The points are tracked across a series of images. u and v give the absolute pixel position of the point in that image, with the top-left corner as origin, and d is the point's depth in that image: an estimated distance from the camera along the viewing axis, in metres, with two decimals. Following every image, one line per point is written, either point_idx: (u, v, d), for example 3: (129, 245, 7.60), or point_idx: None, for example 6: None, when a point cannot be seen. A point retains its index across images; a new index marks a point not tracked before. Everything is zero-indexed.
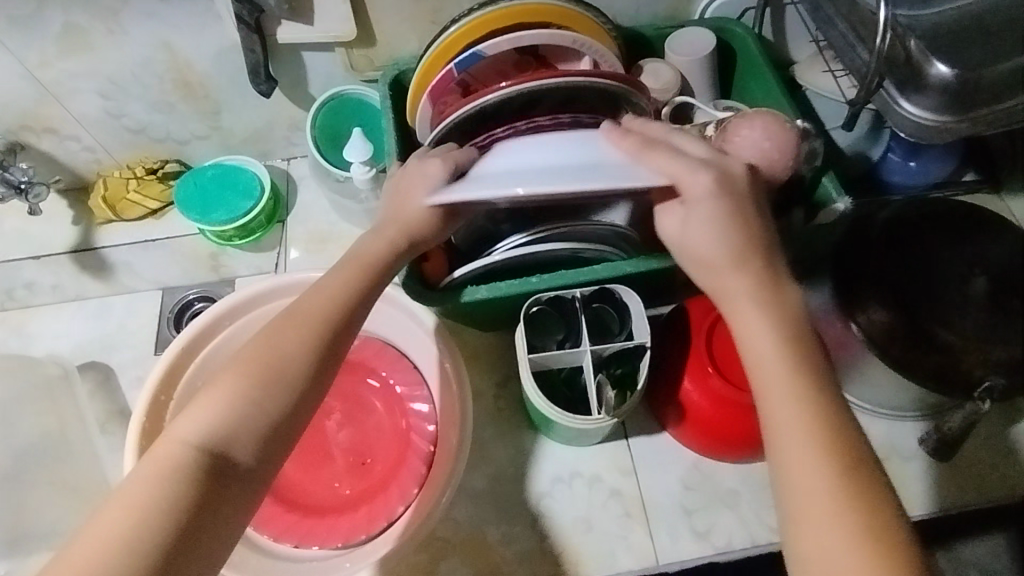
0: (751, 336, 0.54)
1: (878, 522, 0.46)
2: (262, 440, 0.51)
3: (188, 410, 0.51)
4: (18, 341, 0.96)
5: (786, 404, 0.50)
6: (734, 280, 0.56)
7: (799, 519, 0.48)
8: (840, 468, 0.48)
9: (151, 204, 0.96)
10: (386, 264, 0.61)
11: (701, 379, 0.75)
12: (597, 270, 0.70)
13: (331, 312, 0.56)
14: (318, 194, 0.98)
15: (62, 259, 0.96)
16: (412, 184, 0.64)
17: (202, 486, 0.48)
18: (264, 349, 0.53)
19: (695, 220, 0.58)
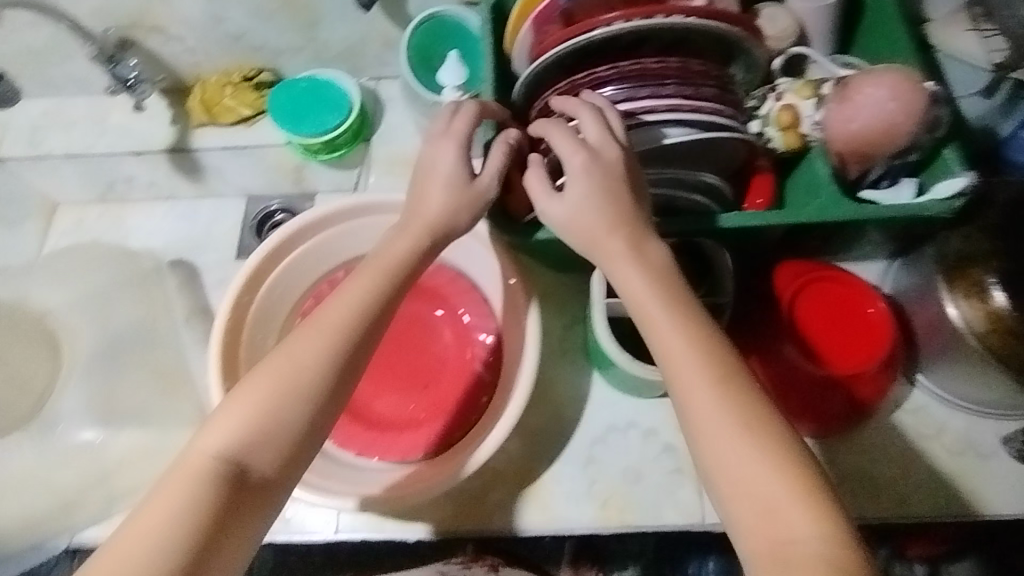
0: (624, 279, 0.56)
1: (766, 424, 0.49)
2: (284, 449, 0.52)
3: (214, 423, 0.52)
4: (115, 233, 1.02)
5: (669, 333, 0.53)
6: (608, 236, 0.57)
7: (705, 442, 0.49)
8: (721, 384, 0.50)
9: (244, 110, 0.97)
10: (413, 268, 0.59)
11: (774, 353, 0.74)
12: (690, 219, 0.69)
13: (354, 321, 0.55)
14: (404, 117, 0.98)
15: (159, 157, 0.99)
16: (428, 177, 0.61)
17: (227, 493, 0.49)
18: (284, 363, 0.53)
19: (578, 201, 0.58)
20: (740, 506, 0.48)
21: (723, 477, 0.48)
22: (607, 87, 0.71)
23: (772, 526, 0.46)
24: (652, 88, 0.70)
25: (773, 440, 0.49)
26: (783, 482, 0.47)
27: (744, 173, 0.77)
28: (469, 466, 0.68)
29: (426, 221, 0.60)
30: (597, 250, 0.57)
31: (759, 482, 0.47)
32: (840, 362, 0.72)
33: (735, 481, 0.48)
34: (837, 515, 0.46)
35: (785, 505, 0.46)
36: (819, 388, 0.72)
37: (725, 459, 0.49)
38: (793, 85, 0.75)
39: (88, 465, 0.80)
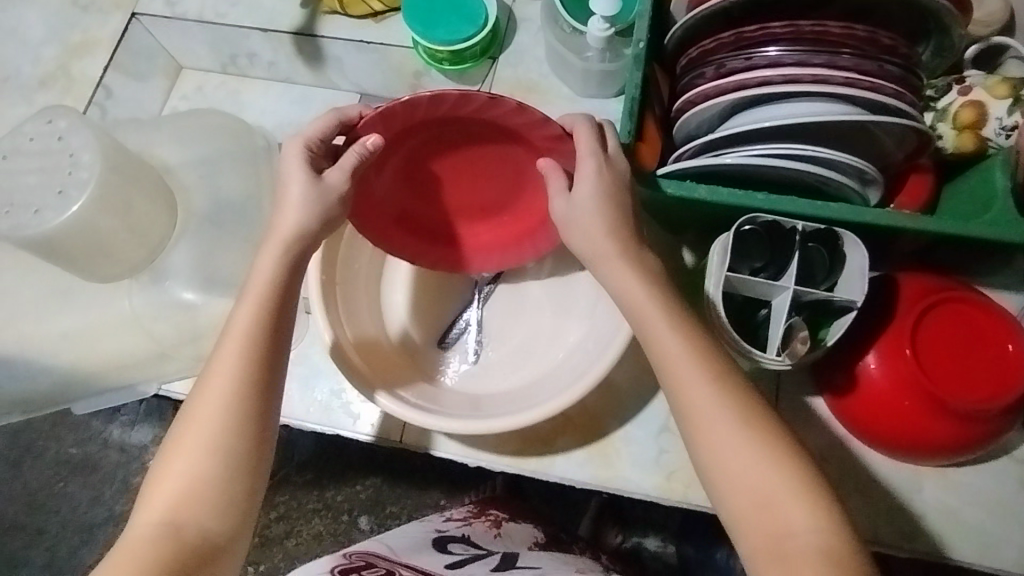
0: (628, 290, 0.59)
1: (766, 428, 0.53)
2: (214, 499, 0.54)
3: (147, 500, 0.54)
4: (231, 105, 1.03)
5: (666, 337, 0.56)
6: (616, 240, 0.60)
7: (704, 443, 0.53)
8: (720, 383, 0.54)
9: (376, 5, 0.94)
10: (286, 286, 0.60)
11: (893, 358, 0.68)
12: (831, 207, 0.63)
13: (248, 365, 0.57)
14: (536, 41, 0.93)
15: (285, 38, 0.97)
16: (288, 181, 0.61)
17: (168, 553, 0.51)
18: (189, 430, 0.55)
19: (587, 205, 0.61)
20: (738, 500, 0.52)
21: (721, 471, 0.53)
22: (775, 47, 0.62)
23: (773, 521, 0.50)
24: (825, 55, 0.62)
25: (766, 434, 0.53)
26: (777, 475, 0.51)
27: (901, 171, 0.70)
28: (548, 412, 0.67)
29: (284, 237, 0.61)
30: (589, 255, 0.61)
31: (755, 474, 0.52)
32: (961, 393, 0.66)
33: (737, 480, 0.52)
34: (828, 502, 0.51)
35: (781, 498, 0.50)
36: (925, 412, 0.67)
37: (718, 454, 0.53)
38: (985, 81, 0.67)
39: (183, 322, 0.83)
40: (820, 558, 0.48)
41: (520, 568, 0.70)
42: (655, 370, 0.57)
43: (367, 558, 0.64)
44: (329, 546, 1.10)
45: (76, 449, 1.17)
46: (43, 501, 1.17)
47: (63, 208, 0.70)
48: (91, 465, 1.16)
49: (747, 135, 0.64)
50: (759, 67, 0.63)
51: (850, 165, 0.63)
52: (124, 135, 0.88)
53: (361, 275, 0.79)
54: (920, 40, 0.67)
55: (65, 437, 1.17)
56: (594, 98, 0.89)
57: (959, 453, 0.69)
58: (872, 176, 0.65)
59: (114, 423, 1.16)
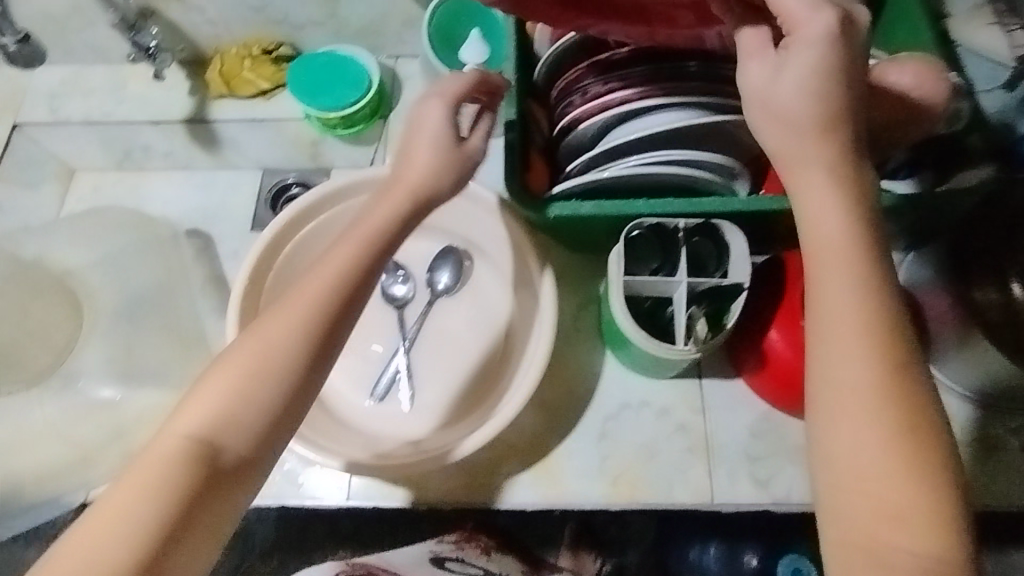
0: (814, 212, 0.48)
1: (919, 434, 0.44)
2: (256, 435, 0.50)
3: (184, 408, 0.50)
4: (131, 200, 1.03)
5: (838, 291, 0.46)
6: (811, 148, 0.48)
7: (836, 413, 0.45)
8: (881, 360, 0.45)
9: (263, 84, 0.98)
10: (395, 230, 0.56)
11: (790, 328, 0.73)
12: (707, 203, 0.67)
13: (325, 297, 0.53)
14: (423, 95, 0.98)
15: (177, 127, 0.99)
16: (432, 120, 0.59)
17: (186, 477, 0.47)
18: (246, 351, 0.51)
19: (793, 62, 0.48)
20: (847, 491, 0.44)
21: (841, 452, 0.45)
22: (628, 70, 0.69)
23: (899, 524, 0.43)
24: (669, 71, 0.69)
25: (910, 430, 0.44)
26: (910, 488, 0.43)
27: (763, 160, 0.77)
28: (479, 438, 0.70)
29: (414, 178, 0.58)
30: (782, 157, 0.49)
31: (883, 473, 0.44)
32: None
33: (856, 466, 0.44)
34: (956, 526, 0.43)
35: (910, 505, 0.43)
36: None
37: (861, 434, 0.44)
38: None
39: (105, 422, 0.81)
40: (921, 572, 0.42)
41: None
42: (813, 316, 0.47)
43: None
44: None
45: None
46: None
47: None
48: None
49: (620, 150, 0.70)
50: (617, 88, 0.69)
51: (717, 162, 0.69)
52: (21, 245, 0.87)
53: None
54: None
55: None
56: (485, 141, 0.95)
57: None
58: (739, 170, 0.70)
59: None
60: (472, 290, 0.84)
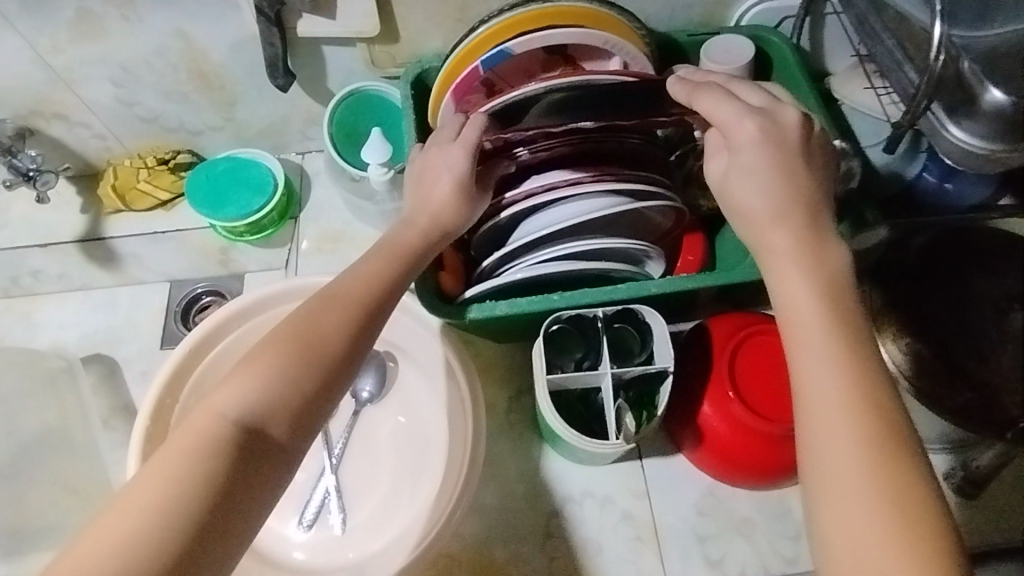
0: (789, 292, 0.52)
1: (915, 512, 0.43)
2: (300, 417, 0.51)
3: (219, 388, 0.50)
4: (22, 329, 0.95)
5: (817, 368, 0.48)
6: (769, 231, 0.55)
7: (827, 485, 0.45)
8: (867, 435, 0.45)
9: (162, 194, 0.93)
10: (421, 254, 0.62)
11: (721, 403, 0.72)
12: (621, 289, 0.68)
13: (367, 294, 0.57)
14: (333, 191, 0.96)
15: (69, 248, 0.93)
16: (436, 169, 0.65)
17: (232, 459, 0.47)
18: (302, 326, 0.53)
19: (749, 159, 0.56)
20: None
21: (835, 529, 0.44)
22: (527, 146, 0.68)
23: None
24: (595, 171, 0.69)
25: (913, 511, 0.43)
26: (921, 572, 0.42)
27: (676, 234, 0.78)
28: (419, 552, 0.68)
29: (433, 213, 0.64)
30: (757, 244, 0.55)
31: (882, 558, 0.42)
32: (787, 414, 0.71)
33: (851, 543, 0.43)
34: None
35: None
36: (765, 444, 0.72)
37: (852, 507, 0.44)
38: None
39: None
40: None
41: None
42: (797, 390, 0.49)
43: None
44: None
45: None
46: None
47: None
48: None
49: (532, 244, 0.70)
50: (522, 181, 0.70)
51: (629, 247, 0.70)
52: None
53: None
54: None
55: None
56: None
57: None
58: (651, 252, 0.71)
59: None
60: (399, 394, 0.80)
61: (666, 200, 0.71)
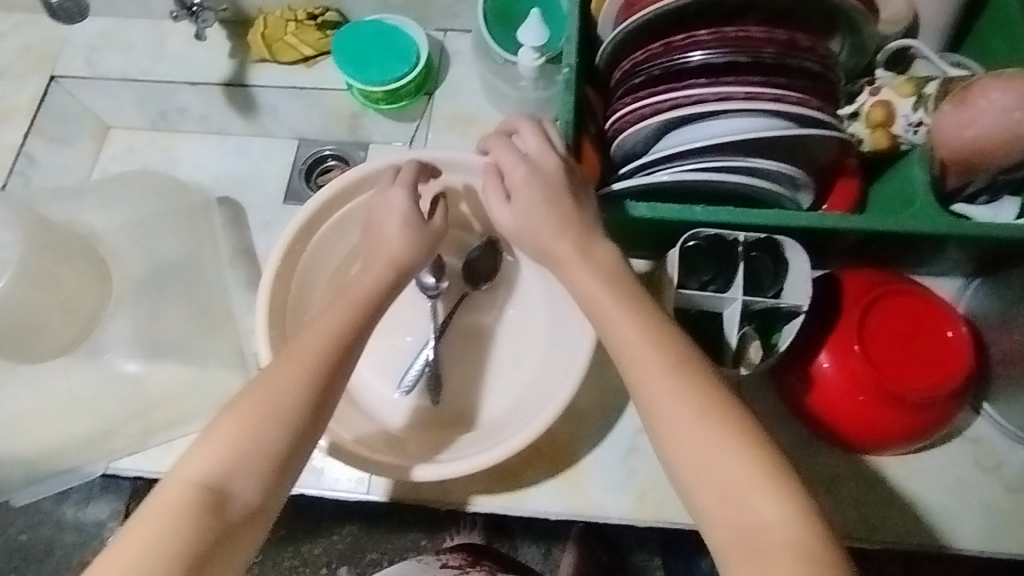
0: (574, 281, 0.59)
1: (725, 412, 0.50)
2: (263, 477, 0.50)
3: (188, 455, 0.51)
4: (163, 162, 1.01)
5: (627, 329, 0.55)
6: (553, 229, 0.60)
7: (661, 429, 0.50)
8: (677, 366, 0.51)
9: (306, 50, 0.93)
10: (377, 295, 0.61)
11: (842, 354, 0.68)
12: (766, 215, 0.64)
13: (328, 344, 0.55)
14: (472, 73, 0.94)
15: (215, 89, 0.96)
16: (382, 212, 0.67)
17: (201, 522, 0.47)
18: (262, 389, 0.52)
19: (529, 203, 0.61)
20: (704, 494, 0.48)
21: (682, 461, 0.49)
22: (698, 52, 0.63)
23: (739, 510, 0.47)
24: (775, 89, 0.63)
25: (734, 421, 0.49)
26: (754, 473, 0.47)
27: (831, 172, 0.71)
28: (506, 452, 0.68)
29: (388, 257, 0.64)
30: (542, 247, 0.61)
31: (721, 463, 0.48)
32: (912, 381, 0.66)
33: (693, 466, 0.49)
34: (808, 503, 0.47)
35: (745, 483, 0.47)
36: (877, 404, 0.67)
37: (679, 444, 0.50)
38: (893, 80, 0.68)
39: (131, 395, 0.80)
40: (791, 561, 0.44)
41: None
42: (613, 358, 0.55)
43: None
44: None
45: (26, 536, 1.05)
46: None
47: None
48: (43, 550, 1.04)
49: (678, 151, 0.65)
50: (685, 100, 0.64)
51: (778, 171, 0.65)
52: (49, 204, 0.85)
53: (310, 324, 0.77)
54: (833, 35, 0.68)
55: (14, 524, 1.05)
56: None
57: (917, 441, 0.70)
58: (800, 181, 0.67)
59: (66, 502, 1.04)
60: (509, 285, 0.81)
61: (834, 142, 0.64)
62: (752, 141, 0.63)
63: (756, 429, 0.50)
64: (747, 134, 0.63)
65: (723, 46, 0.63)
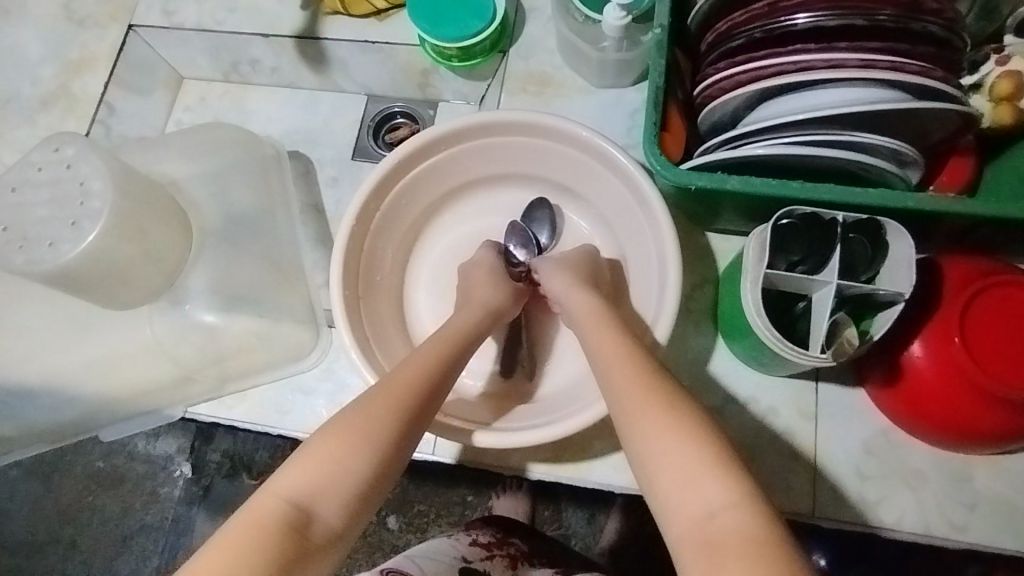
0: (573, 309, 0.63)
1: (679, 406, 0.46)
2: (353, 503, 0.46)
3: (276, 470, 0.46)
4: (234, 115, 1.01)
5: (608, 344, 0.55)
6: (571, 278, 0.67)
7: (623, 425, 0.48)
8: (650, 371, 0.50)
9: (380, 3, 0.90)
10: (468, 336, 0.62)
11: (940, 346, 0.64)
12: (871, 194, 0.59)
13: (424, 377, 0.54)
14: (549, 31, 0.89)
15: (287, 42, 0.94)
16: (474, 271, 0.73)
17: (287, 541, 0.42)
18: (363, 411, 0.49)
19: (574, 258, 0.71)
20: (658, 487, 0.43)
21: (638, 453, 0.45)
22: (805, 14, 0.58)
23: (691, 500, 0.41)
24: (890, 58, 0.57)
25: (688, 416, 0.46)
26: (701, 455, 0.43)
27: (943, 149, 0.65)
28: (576, 425, 0.65)
29: (480, 302, 0.67)
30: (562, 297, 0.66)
31: (671, 451, 0.44)
32: (1019, 378, 0.61)
33: (646, 455, 0.45)
34: (759, 491, 0.41)
35: (692, 471, 0.42)
36: (973, 401, 0.63)
37: (634, 439, 0.46)
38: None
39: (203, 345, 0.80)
40: (743, 549, 0.38)
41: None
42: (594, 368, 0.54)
43: None
44: (359, 548, 1.04)
45: (103, 463, 1.11)
46: (66, 520, 1.11)
47: (79, 239, 0.68)
48: (118, 478, 1.10)
49: (778, 124, 0.60)
50: (788, 67, 0.59)
51: (887, 147, 0.60)
52: (129, 154, 0.87)
53: (383, 282, 0.79)
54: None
55: (91, 451, 1.11)
56: (613, 88, 0.86)
57: (1015, 441, 0.65)
58: (910, 158, 0.61)
59: (139, 436, 1.10)
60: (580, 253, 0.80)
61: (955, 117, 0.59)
62: (863, 114, 0.58)
63: (708, 422, 0.45)
64: (857, 106, 0.57)
65: (834, 8, 0.57)
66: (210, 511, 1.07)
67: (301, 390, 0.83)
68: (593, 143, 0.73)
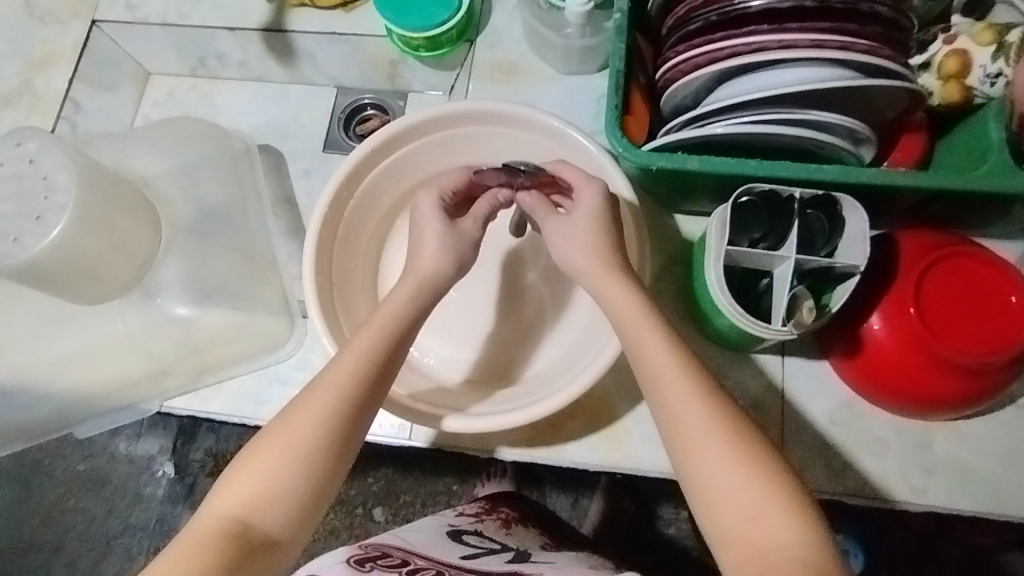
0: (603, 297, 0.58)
1: (748, 441, 0.49)
2: (291, 512, 0.51)
3: (218, 489, 0.51)
4: (203, 110, 1.01)
5: (656, 347, 0.54)
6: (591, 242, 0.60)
7: (688, 453, 0.50)
8: (706, 391, 0.51)
9: None
10: (409, 320, 0.59)
11: (896, 316, 0.66)
12: (827, 169, 0.61)
13: (358, 378, 0.55)
14: (514, 19, 0.90)
15: (253, 36, 0.94)
16: (430, 229, 0.63)
17: (228, 552, 0.48)
18: (290, 425, 0.52)
19: (573, 227, 0.61)
20: (724, 519, 0.48)
21: (707, 484, 0.49)
22: None
23: (759, 536, 0.46)
24: (840, 37, 0.59)
25: (754, 451, 0.49)
26: (775, 496, 0.47)
27: (895, 126, 0.67)
28: (551, 406, 0.67)
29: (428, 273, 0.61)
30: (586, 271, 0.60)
31: (743, 488, 0.48)
32: (972, 345, 0.64)
33: (715, 488, 0.49)
34: (821, 529, 0.46)
35: (766, 511, 0.47)
36: (930, 368, 0.66)
37: (702, 469, 0.49)
38: (971, 28, 0.64)
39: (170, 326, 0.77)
40: None
41: (535, 563, 0.66)
42: (639, 374, 0.54)
43: (383, 548, 0.61)
44: (345, 540, 1.04)
45: (83, 465, 1.10)
46: (47, 525, 1.10)
47: (43, 233, 0.68)
48: (99, 480, 1.10)
49: (735, 104, 0.62)
50: (743, 47, 0.61)
51: (840, 125, 0.62)
52: (96, 150, 0.86)
53: (357, 271, 0.80)
54: None
55: (70, 454, 1.10)
56: (579, 75, 0.87)
57: (971, 406, 0.68)
58: (864, 136, 0.63)
59: (119, 436, 1.09)
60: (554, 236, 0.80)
61: (904, 95, 0.61)
62: (816, 93, 0.60)
63: (770, 456, 0.49)
64: (810, 84, 0.59)
65: None
66: (194, 508, 1.07)
67: (279, 381, 0.83)
68: (563, 133, 0.74)
